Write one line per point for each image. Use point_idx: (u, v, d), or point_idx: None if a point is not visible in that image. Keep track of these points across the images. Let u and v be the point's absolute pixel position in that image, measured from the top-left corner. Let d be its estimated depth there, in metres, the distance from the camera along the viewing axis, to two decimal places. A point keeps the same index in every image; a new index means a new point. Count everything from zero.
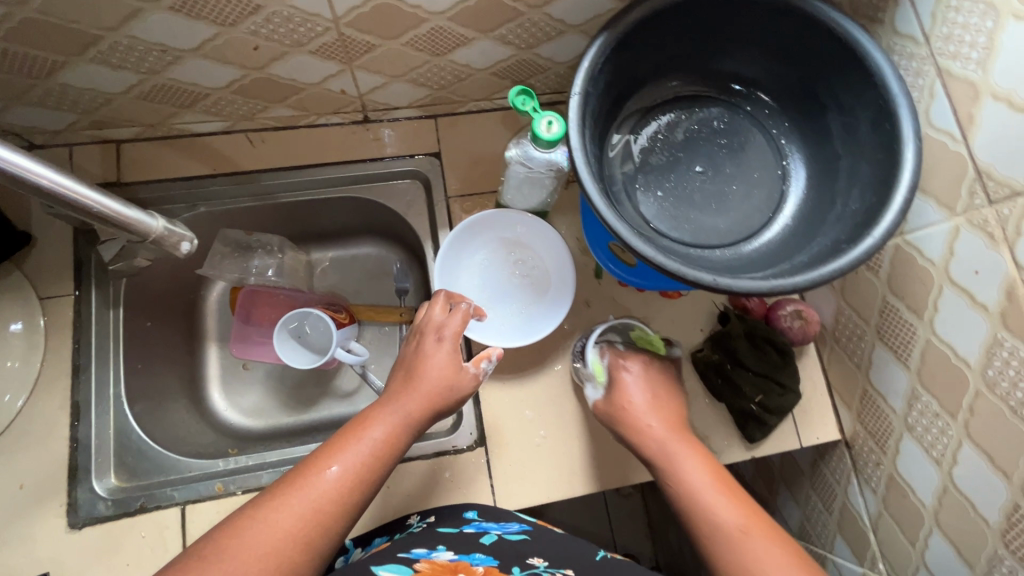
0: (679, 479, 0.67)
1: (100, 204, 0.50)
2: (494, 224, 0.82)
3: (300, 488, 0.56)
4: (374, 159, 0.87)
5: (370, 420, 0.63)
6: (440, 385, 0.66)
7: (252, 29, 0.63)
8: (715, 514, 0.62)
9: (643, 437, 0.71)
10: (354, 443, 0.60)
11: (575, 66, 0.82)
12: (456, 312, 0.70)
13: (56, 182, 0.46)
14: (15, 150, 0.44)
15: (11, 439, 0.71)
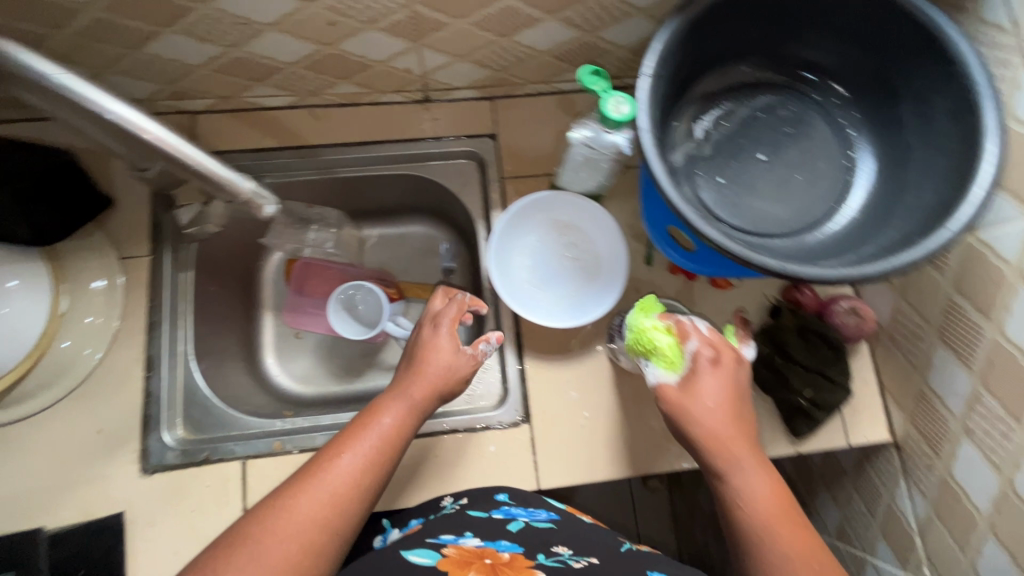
0: (726, 477, 0.58)
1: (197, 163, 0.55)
2: (548, 206, 0.82)
3: (317, 479, 0.57)
4: (432, 138, 0.89)
5: (379, 410, 0.65)
6: (445, 375, 0.67)
7: (331, 5, 0.65)
8: (763, 518, 0.56)
9: (698, 430, 0.60)
10: (364, 435, 0.62)
11: (637, 50, 0.82)
12: (454, 307, 0.72)
13: (158, 137, 0.51)
14: (126, 106, 0.49)
15: (90, 388, 0.76)
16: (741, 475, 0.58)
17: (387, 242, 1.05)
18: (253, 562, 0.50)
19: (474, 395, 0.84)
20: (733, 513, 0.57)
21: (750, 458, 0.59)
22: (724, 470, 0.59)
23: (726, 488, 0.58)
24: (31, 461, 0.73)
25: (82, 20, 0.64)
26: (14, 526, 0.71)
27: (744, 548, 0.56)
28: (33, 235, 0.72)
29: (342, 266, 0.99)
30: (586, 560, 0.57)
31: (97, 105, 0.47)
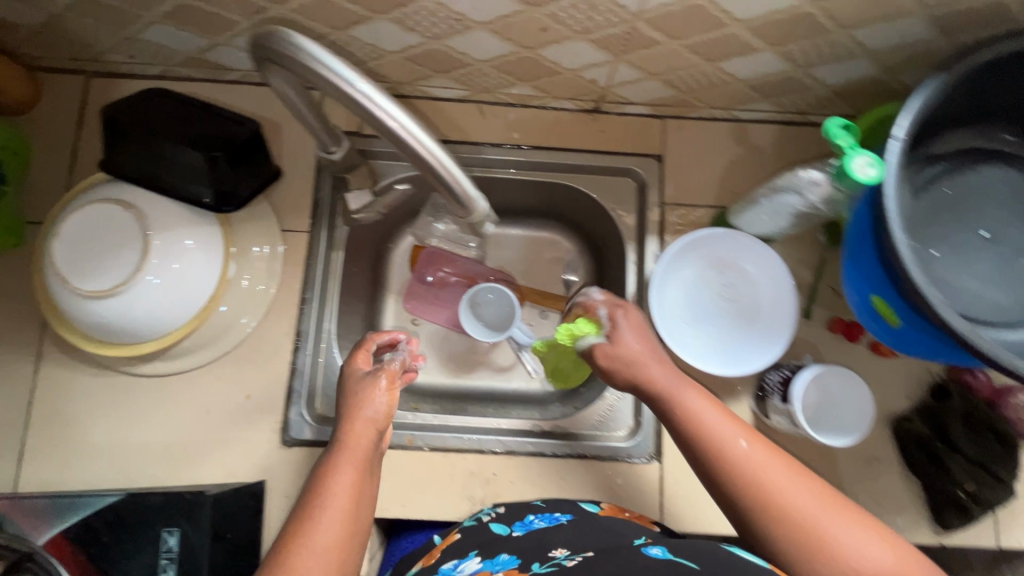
0: (733, 461, 0.55)
1: (430, 158, 0.49)
2: (714, 243, 0.78)
3: (303, 551, 0.51)
4: (595, 151, 0.86)
5: (329, 468, 0.58)
6: (376, 424, 0.62)
7: (553, 12, 0.62)
8: (780, 495, 0.53)
9: (680, 414, 0.60)
10: (328, 498, 0.55)
11: (843, 90, 0.76)
12: (359, 352, 0.69)
13: (398, 124, 0.47)
14: (371, 84, 0.47)
15: (244, 353, 0.79)
16: (749, 454, 0.56)
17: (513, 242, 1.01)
18: None
19: (603, 421, 0.83)
20: (745, 500, 0.54)
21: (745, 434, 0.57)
22: (732, 455, 0.56)
23: (734, 476, 0.55)
24: (184, 414, 0.77)
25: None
26: (165, 472, 0.75)
27: (768, 533, 0.52)
28: (218, 201, 0.74)
29: (467, 261, 0.99)
30: (582, 557, 0.52)
31: (344, 84, 0.46)
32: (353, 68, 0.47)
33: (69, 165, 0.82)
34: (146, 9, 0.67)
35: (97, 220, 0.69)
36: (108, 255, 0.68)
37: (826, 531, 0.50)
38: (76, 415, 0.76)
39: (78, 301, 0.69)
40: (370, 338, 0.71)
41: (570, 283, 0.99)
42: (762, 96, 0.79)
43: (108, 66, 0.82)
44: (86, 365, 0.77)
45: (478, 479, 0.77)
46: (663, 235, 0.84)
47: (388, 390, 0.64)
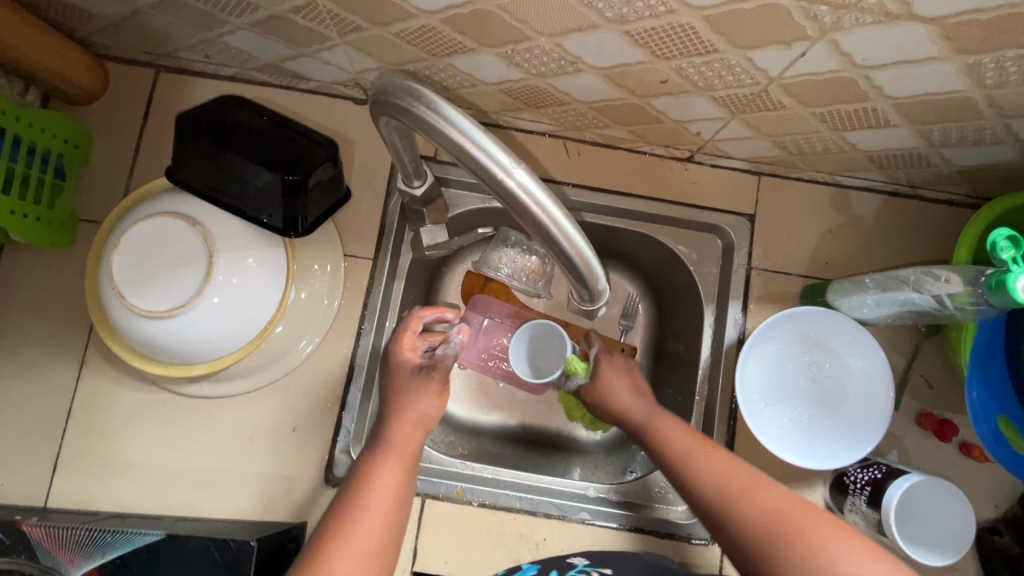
0: (738, 495, 0.56)
1: (550, 226, 0.40)
2: (805, 320, 0.73)
3: (339, 551, 0.53)
4: (684, 203, 0.80)
5: (373, 466, 0.59)
6: (425, 423, 0.63)
7: (680, 67, 0.56)
8: (788, 518, 0.53)
9: (682, 461, 0.62)
10: (367, 497, 0.57)
11: (970, 173, 0.69)
12: (405, 336, 0.67)
13: (518, 184, 0.38)
14: (485, 134, 0.38)
15: (294, 382, 0.75)
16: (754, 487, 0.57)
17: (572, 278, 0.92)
18: None
19: (662, 493, 0.77)
20: (755, 532, 0.54)
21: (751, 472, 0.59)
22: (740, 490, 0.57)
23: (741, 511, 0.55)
24: (227, 440, 0.73)
25: (409, 25, 0.58)
26: (202, 500, 0.71)
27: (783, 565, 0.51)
28: (286, 224, 0.70)
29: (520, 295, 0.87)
30: None
31: (457, 132, 0.38)
32: (466, 116, 0.39)
33: (130, 163, 0.78)
34: (235, 15, 0.62)
35: (161, 233, 0.65)
36: (169, 273, 0.64)
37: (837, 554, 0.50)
38: (115, 430, 0.72)
39: (132, 317, 0.65)
40: (410, 317, 0.69)
41: (628, 330, 0.89)
42: (876, 167, 0.73)
43: (180, 62, 0.77)
44: (130, 377, 0.73)
45: (526, 542, 0.73)
46: (746, 302, 0.78)
47: (438, 394, 0.65)
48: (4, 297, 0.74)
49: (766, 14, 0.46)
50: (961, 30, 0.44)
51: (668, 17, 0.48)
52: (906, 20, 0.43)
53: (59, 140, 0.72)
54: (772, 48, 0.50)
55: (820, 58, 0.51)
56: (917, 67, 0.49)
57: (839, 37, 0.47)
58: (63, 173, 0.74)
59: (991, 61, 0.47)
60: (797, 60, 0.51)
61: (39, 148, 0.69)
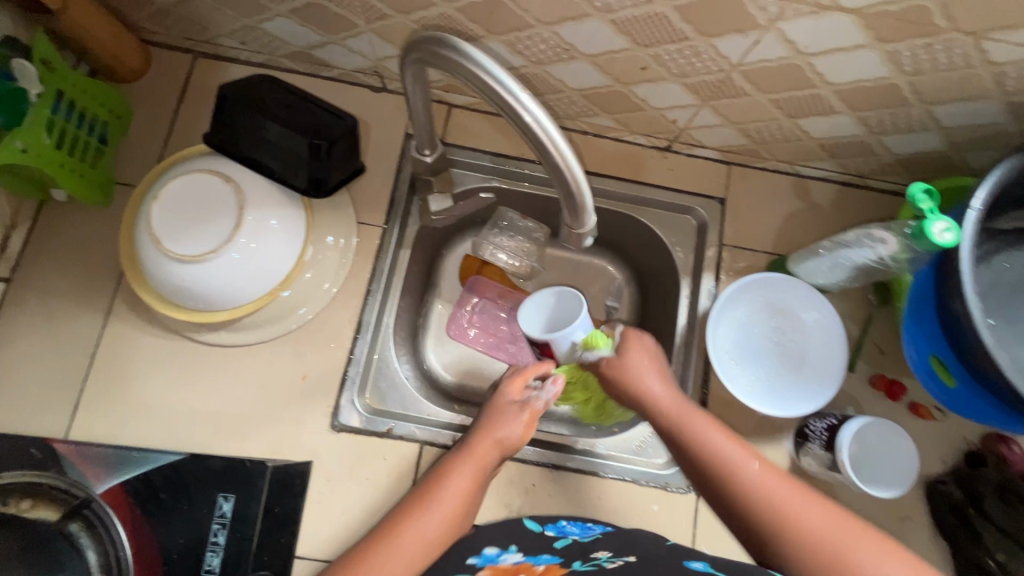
0: (752, 497, 0.57)
1: (550, 146, 0.49)
2: (769, 287, 0.82)
3: (409, 533, 0.60)
4: (664, 186, 0.89)
5: (450, 467, 0.66)
6: (505, 447, 0.69)
7: (658, 54, 0.66)
8: (809, 529, 0.53)
9: (706, 456, 0.62)
10: (435, 494, 0.64)
11: (908, 161, 0.80)
12: (517, 379, 0.74)
13: (530, 114, 0.48)
14: (496, 67, 0.48)
15: (305, 335, 0.81)
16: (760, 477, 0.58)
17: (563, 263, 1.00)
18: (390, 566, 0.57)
19: (642, 447, 0.83)
20: (765, 524, 0.55)
21: (767, 472, 0.58)
22: (748, 488, 0.58)
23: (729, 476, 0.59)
24: (239, 387, 0.78)
25: (429, 13, 0.68)
26: (214, 441, 0.76)
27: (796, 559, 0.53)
28: (308, 186, 0.78)
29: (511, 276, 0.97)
30: (622, 560, 0.56)
31: (475, 63, 0.48)
32: (482, 52, 0.48)
33: (164, 135, 0.86)
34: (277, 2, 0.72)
35: (198, 187, 0.72)
36: (202, 223, 0.72)
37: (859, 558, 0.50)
38: (135, 374, 0.77)
39: (165, 262, 0.71)
40: (544, 364, 0.77)
41: (612, 310, 0.98)
42: (829, 156, 0.83)
43: (217, 49, 0.87)
44: (152, 326, 0.79)
45: (517, 488, 0.78)
46: (719, 274, 0.87)
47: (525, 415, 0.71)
48: (39, 249, 0.80)
49: (725, 4, 0.56)
50: (879, 20, 0.55)
51: (646, 7, 0.59)
52: (834, 10, 0.54)
53: (105, 109, 0.80)
54: (731, 36, 0.61)
55: (771, 46, 0.61)
56: (849, 54, 0.60)
57: (784, 26, 0.58)
58: (105, 140, 0.81)
59: (906, 49, 0.58)
60: (753, 47, 0.62)
61: (88, 113, 0.77)
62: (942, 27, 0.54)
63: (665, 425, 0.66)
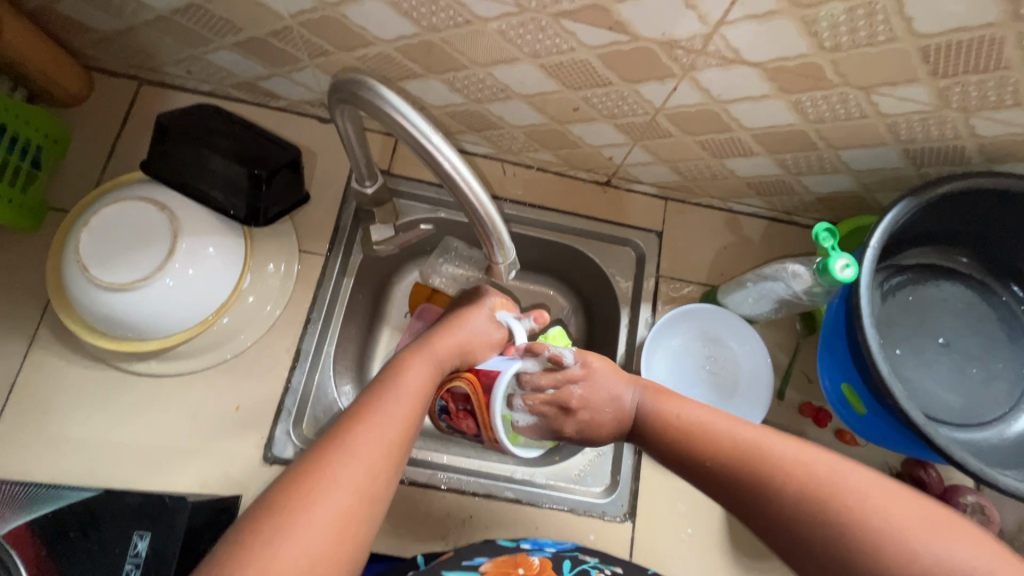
0: (748, 456, 0.54)
1: (462, 184, 0.51)
2: (700, 316, 0.85)
3: (366, 433, 0.51)
4: (603, 219, 0.92)
5: (402, 363, 0.60)
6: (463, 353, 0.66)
7: (587, 97, 0.70)
8: (843, 499, 0.48)
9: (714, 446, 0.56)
10: (395, 388, 0.56)
11: (826, 200, 0.85)
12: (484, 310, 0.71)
13: (442, 154, 0.50)
14: (410, 109, 0.50)
15: (240, 364, 0.79)
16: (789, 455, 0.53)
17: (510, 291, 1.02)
18: (346, 467, 0.48)
19: (581, 476, 0.84)
20: (763, 484, 0.52)
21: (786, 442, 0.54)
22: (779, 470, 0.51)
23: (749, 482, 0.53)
24: (170, 417, 0.76)
25: (370, 52, 0.70)
26: (140, 475, 0.73)
27: (818, 518, 0.48)
28: (248, 215, 0.78)
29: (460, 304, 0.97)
30: None
31: (390, 106, 0.50)
32: (398, 96, 0.51)
33: (103, 162, 0.85)
34: (221, 35, 0.74)
35: (132, 215, 0.72)
36: (134, 249, 0.70)
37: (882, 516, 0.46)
38: (57, 405, 0.75)
39: (92, 290, 0.70)
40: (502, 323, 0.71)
41: None
42: (756, 193, 0.88)
43: (164, 77, 0.87)
44: (79, 355, 0.77)
45: (453, 520, 0.78)
46: (656, 304, 0.90)
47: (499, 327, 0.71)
48: None
49: (642, 54, 0.60)
50: (779, 73, 0.59)
51: (571, 54, 0.63)
52: (740, 63, 0.59)
53: (40, 134, 0.79)
54: (652, 83, 0.65)
55: (688, 93, 0.66)
56: (758, 103, 0.65)
57: (698, 75, 0.62)
58: (40, 164, 0.80)
59: (808, 99, 0.63)
60: (672, 93, 0.66)
61: (21, 138, 0.76)
62: (836, 82, 0.59)
63: (648, 413, 0.64)
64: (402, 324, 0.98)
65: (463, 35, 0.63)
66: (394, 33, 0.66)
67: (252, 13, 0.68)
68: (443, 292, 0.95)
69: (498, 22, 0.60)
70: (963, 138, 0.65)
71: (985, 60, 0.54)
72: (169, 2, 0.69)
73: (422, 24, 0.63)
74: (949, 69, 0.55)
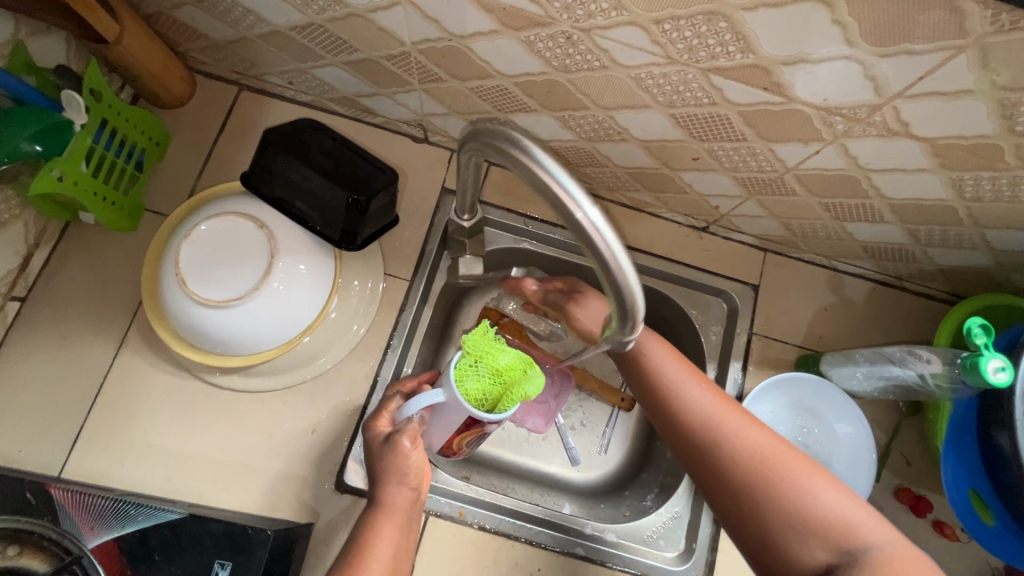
0: (730, 445, 0.56)
1: (596, 237, 0.46)
2: (798, 384, 0.79)
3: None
4: (696, 267, 0.87)
5: (373, 522, 0.59)
6: (415, 479, 0.61)
7: (712, 149, 0.66)
8: (780, 487, 0.53)
9: (702, 429, 0.58)
10: (381, 517, 0.59)
11: (949, 272, 0.78)
12: (382, 415, 0.66)
13: (578, 206, 0.45)
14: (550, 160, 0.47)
15: (317, 386, 0.78)
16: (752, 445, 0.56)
17: None
18: None
19: (653, 538, 0.80)
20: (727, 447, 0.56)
21: (746, 425, 0.57)
22: (732, 440, 0.56)
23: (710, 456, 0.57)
24: (246, 434, 0.76)
25: (487, 84, 0.67)
26: (214, 490, 0.73)
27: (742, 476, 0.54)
28: (342, 237, 0.76)
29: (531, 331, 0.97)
30: None
31: (529, 154, 0.47)
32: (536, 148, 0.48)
33: (199, 167, 0.85)
34: (334, 53, 0.72)
35: (231, 230, 0.71)
36: (231, 266, 0.70)
37: (799, 482, 0.53)
38: (141, 411, 0.75)
39: (188, 304, 0.69)
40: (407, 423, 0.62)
41: (631, 382, 0.94)
42: (869, 256, 0.82)
43: (264, 85, 0.86)
44: (165, 361, 0.77)
45: (520, 570, 0.75)
46: (746, 363, 0.84)
47: (417, 450, 0.62)
48: (54, 273, 0.78)
49: (792, 116, 0.55)
50: (947, 150, 0.54)
51: (710, 108, 0.58)
52: (904, 136, 0.53)
53: (145, 137, 0.79)
54: (791, 144, 0.60)
55: (830, 158, 0.60)
56: (910, 175, 0.59)
57: (848, 143, 0.57)
58: (141, 166, 0.80)
59: (971, 178, 0.57)
60: (812, 155, 0.61)
61: (128, 141, 0.76)
62: (1012, 165, 0.53)
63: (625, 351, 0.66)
64: None
65: (594, 78, 0.60)
66: (518, 69, 0.62)
67: (373, 37, 0.66)
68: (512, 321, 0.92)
69: (638, 70, 0.56)
70: None
71: None
72: (289, 19, 0.68)
73: (552, 64, 0.60)
74: None
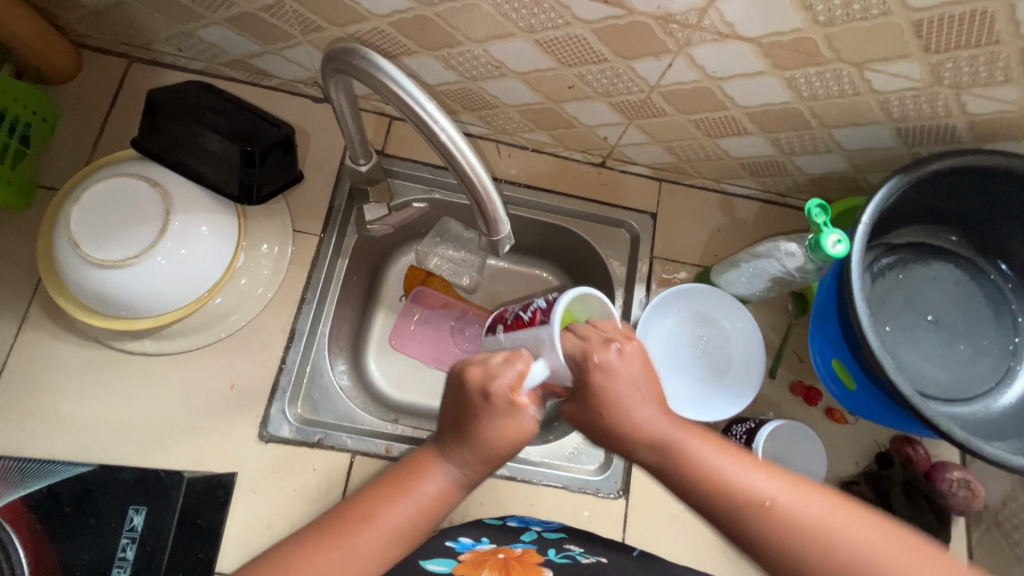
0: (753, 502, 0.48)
1: (455, 152, 0.51)
2: (695, 297, 0.86)
3: (360, 527, 0.50)
4: (597, 201, 0.92)
5: (421, 464, 0.54)
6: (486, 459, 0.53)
7: (582, 74, 0.70)
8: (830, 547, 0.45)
9: (757, 507, 0.47)
10: (425, 477, 0.53)
11: (817, 181, 0.85)
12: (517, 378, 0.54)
13: (434, 121, 0.50)
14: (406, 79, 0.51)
15: (232, 344, 0.79)
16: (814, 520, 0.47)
17: (506, 275, 1.02)
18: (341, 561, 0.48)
19: (575, 454, 0.86)
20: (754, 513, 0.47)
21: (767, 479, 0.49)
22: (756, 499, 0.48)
23: (755, 532, 0.47)
24: (164, 396, 0.76)
25: (363, 27, 0.70)
26: (134, 453, 0.73)
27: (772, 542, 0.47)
28: (241, 192, 0.77)
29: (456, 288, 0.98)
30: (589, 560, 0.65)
31: (387, 76, 0.50)
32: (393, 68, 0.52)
33: (94, 141, 0.84)
34: (212, 10, 0.73)
35: (123, 192, 0.71)
36: (125, 227, 0.70)
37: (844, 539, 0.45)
38: (51, 382, 0.74)
39: (85, 268, 0.69)
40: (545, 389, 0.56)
41: None
42: (749, 175, 0.88)
43: (154, 55, 0.86)
44: (73, 332, 0.76)
45: None
46: (650, 284, 0.90)
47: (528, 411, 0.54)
48: None
49: (635, 28, 0.60)
50: (772, 49, 0.60)
51: (565, 29, 0.63)
52: (734, 38, 0.59)
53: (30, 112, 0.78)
54: (646, 59, 0.65)
55: (683, 70, 0.66)
56: (753, 80, 0.65)
57: (691, 51, 0.62)
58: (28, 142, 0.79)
59: (801, 76, 0.63)
60: (667, 69, 0.66)
61: (10, 115, 0.75)
62: (829, 57, 0.60)
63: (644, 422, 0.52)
64: (396, 305, 0.97)
65: (458, 9, 0.63)
66: (388, 6, 0.65)
67: None
68: (437, 277, 0.96)
69: None
70: (953, 115, 0.66)
71: (974, 35, 0.54)
72: None
73: None
74: (941, 43, 0.56)
